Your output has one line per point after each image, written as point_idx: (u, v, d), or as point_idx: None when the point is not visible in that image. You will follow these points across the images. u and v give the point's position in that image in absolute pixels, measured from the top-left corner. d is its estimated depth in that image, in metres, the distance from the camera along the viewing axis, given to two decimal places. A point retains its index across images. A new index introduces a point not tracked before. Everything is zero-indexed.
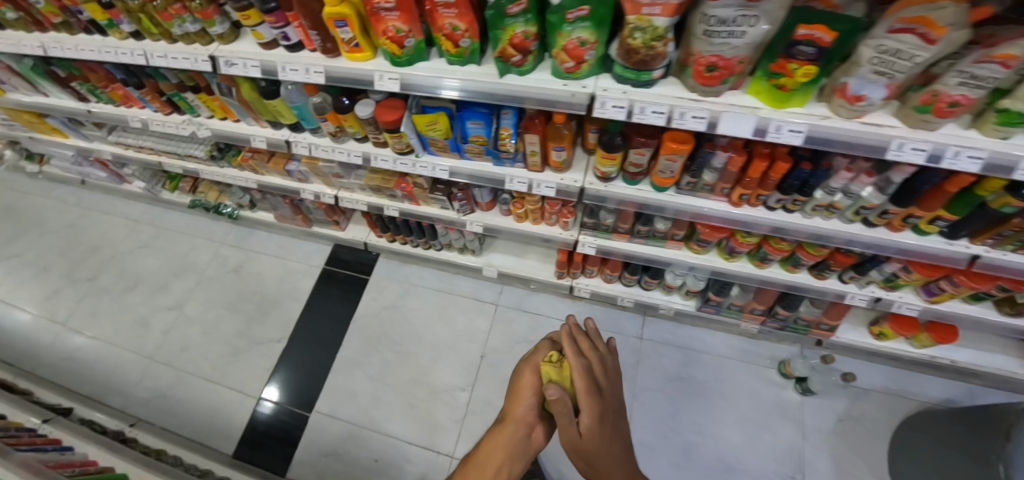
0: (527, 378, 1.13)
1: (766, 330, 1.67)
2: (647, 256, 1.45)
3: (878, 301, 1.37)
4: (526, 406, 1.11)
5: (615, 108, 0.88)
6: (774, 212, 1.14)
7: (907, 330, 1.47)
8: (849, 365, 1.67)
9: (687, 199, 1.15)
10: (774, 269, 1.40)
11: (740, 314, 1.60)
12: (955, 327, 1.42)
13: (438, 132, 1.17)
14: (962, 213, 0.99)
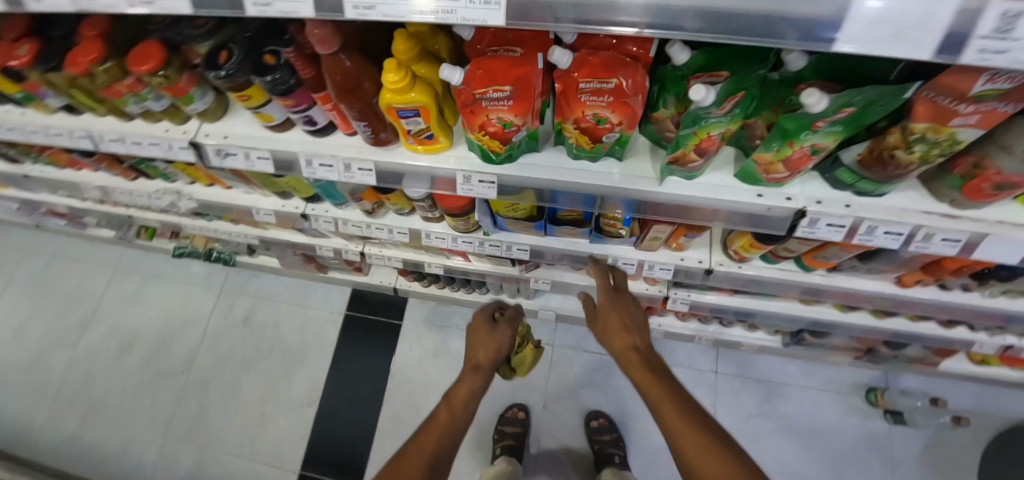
0: (480, 326, 0.90)
1: (856, 361, 1.53)
2: (747, 309, 1.25)
3: (1007, 348, 1.22)
4: (489, 355, 0.87)
5: (830, 226, 0.61)
6: (948, 291, 0.91)
7: (1018, 364, 1.35)
8: (940, 387, 1.56)
9: (842, 280, 0.91)
10: (892, 319, 1.22)
11: (834, 350, 1.45)
12: None
13: (522, 211, 0.87)
14: None
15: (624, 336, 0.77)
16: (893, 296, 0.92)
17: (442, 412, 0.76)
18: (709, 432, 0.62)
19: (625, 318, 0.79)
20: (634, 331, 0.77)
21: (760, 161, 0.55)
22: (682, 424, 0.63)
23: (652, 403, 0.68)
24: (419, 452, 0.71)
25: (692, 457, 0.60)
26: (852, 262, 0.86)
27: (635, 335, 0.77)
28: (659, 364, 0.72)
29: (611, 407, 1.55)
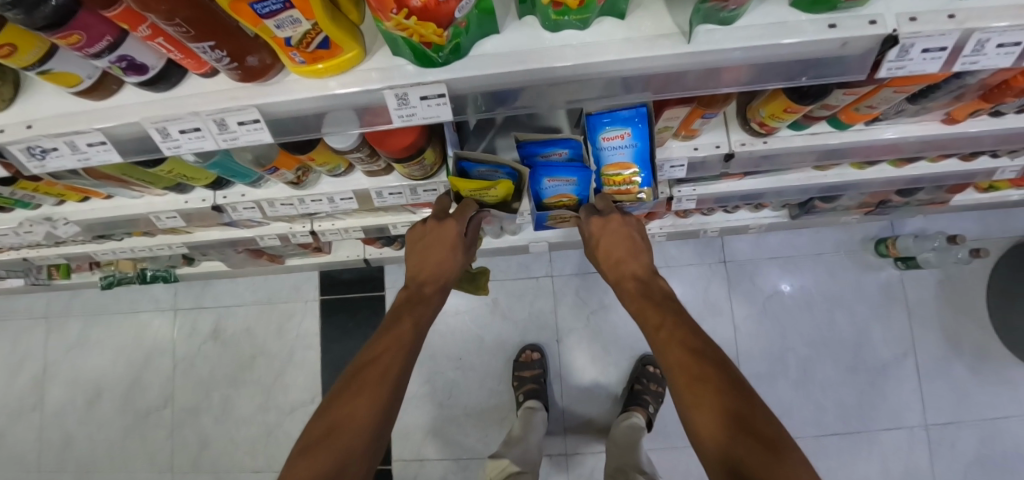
0: (447, 228, 0.71)
1: (865, 217, 1.45)
2: (759, 191, 1.11)
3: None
4: (451, 269, 0.72)
5: (925, 54, 0.43)
6: (1000, 117, 0.78)
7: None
8: (946, 223, 1.52)
9: (880, 131, 0.77)
10: (915, 165, 1.11)
11: (849, 210, 1.35)
12: None
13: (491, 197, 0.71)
14: None
15: (619, 267, 0.73)
16: (938, 138, 0.79)
17: (400, 330, 0.62)
18: (713, 361, 0.54)
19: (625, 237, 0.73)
20: (631, 260, 0.73)
21: None
22: (681, 354, 0.56)
23: (652, 334, 0.62)
24: (376, 370, 0.56)
25: (682, 386, 0.54)
26: (899, 106, 0.71)
27: (632, 264, 0.73)
28: (660, 297, 0.67)
29: (627, 324, 1.47)
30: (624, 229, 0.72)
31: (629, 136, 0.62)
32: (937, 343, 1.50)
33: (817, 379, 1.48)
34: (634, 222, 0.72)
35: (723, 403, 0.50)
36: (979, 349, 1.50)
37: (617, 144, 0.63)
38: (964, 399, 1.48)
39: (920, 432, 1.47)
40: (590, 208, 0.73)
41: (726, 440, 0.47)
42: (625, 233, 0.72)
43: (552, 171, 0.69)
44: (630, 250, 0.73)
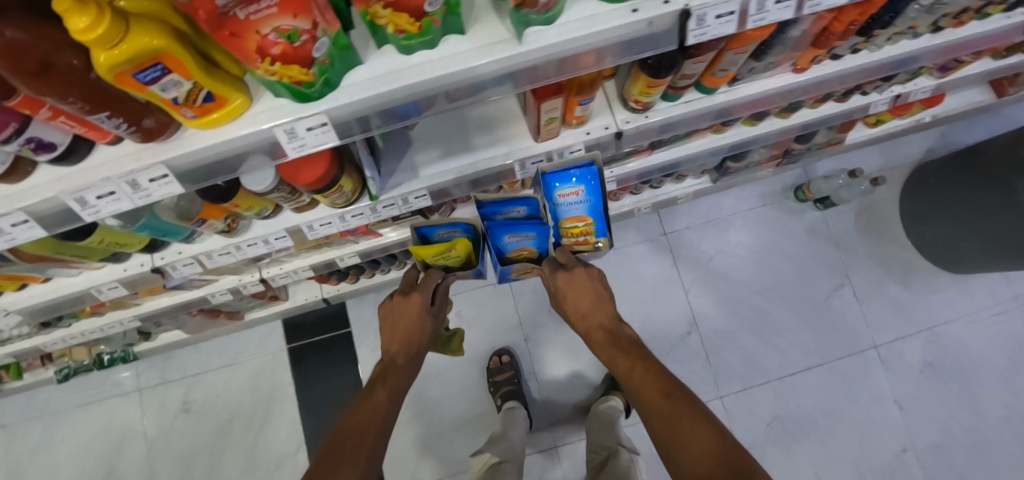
0: (412, 300, 0.92)
1: (777, 169, 1.59)
2: (670, 162, 1.22)
3: (896, 98, 1.31)
4: (415, 336, 0.90)
5: (719, 19, 0.53)
6: (836, 60, 0.91)
7: (904, 110, 1.42)
8: (850, 161, 1.68)
9: (742, 89, 0.88)
10: (799, 113, 1.23)
11: (760, 166, 1.48)
12: (945, 89, 1.41)
13: (454, 258, 0.98)
14: None
15: (589, 317, 0.88)
16: (794, 86, 0.91)
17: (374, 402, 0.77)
18: (684, 400, 0.68)
19: (588, 290, 0.88)
20: (597, 311, 0.88)
21: None
22: (660, 398, 0.70)
23: (631, 381, 0.75)
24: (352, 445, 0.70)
25: (668, 423, 0.67)
26: (748, 65, 0.82)
27: (598, 315, 0.88)
28: (628, 345, 0.82)
29: None
30: (588, 282, 0.88)
31: (583, 193, 0.83)
32: (868, 269, 1.64)
33: (770, 324, 1.59)
34: (596, 275, 0.89)
35: (701, 434, 0.63)
36: (905, 267, 1.65)
37: (575, 203, 0.84)
38: (902, 314, 1.61)
39: (872, 353, 1.59)
40: (556, 264, 0.91)
41: (713, 465, 0.60)
42: (589, 284, 0.88)
43: (513, 229, 0.92)
44: (594, 299, 0.88)
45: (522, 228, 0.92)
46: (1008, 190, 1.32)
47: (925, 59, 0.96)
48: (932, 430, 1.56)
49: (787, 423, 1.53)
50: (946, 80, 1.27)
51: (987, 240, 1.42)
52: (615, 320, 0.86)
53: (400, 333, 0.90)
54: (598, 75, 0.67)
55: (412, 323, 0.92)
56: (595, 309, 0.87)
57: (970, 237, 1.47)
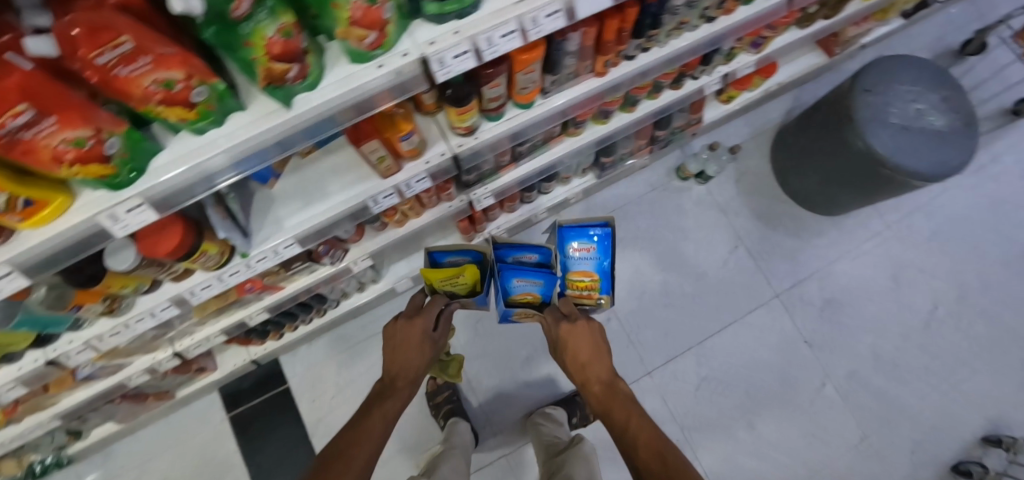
0: (416, 323, 1.08)
1: (653, 154, 1.70)
2: (537, 169, 1.31)
3: (727, 77, 1.45)
4: (420, 363, 1.03)
5: (457, 58, 0.65)
6: (633, 59, 1.05)
7: (746, 83, 1.59)
8: (721, 134, 1.86)
9: (557, 98, 1.01)
10: (643, 105, 1.36)
11: (632, 156, 1.59)
12: (773, 60, 1.61)
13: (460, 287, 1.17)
14: None
15: (588, 368, 1.02)
16: (602, 87, 1.05)
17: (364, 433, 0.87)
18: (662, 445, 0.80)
19: (588, 341, 1.04)
20: (594, 362, 1.01)
21: (343, 37, 0.56)
22: (642, 441, 0.82)
23: (621, 425, 0.87)
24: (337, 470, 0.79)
25: (645, 461, 0.78)
26: (549, 79, 0.95)
27: (596, 366, 1.01)
28: (617, 393, 0.95)
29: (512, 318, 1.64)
30: (589, 333, 1.04)
31: (593, 251, 1.16)
32: (758, 227, 1.80)
33: (680, 295, 1.73)
34: (594, 330, 1.05)
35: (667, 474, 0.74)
36: (789, 219, 1.80)
37: (586, 257, 1.16)
38: (796, 261, 1.76)
39: (777, 302, 1.72)
40: (558, 312, 1.12)
41: None
42: (586, 335, 1.04)
43: (524, 273, 1.16)
44: (592, 351, 1.03)
45: (533, 275, 1.16)
46: (842, 135, 1.51)
47: (711, 43, 1.12)
48: (844, 360, 1.68)
49: (714, 384, 1.64)
50: (765, 54, 1.45)
51: (839, 181, 1.59)
52: (611, 370, 1.00)
53: (407, 359, 1.02)
54: (401, 114, 0.80)
55: (411, 336, 1.06)
56: (596, 358, 1.01)
57: (827, 183, 1.65)
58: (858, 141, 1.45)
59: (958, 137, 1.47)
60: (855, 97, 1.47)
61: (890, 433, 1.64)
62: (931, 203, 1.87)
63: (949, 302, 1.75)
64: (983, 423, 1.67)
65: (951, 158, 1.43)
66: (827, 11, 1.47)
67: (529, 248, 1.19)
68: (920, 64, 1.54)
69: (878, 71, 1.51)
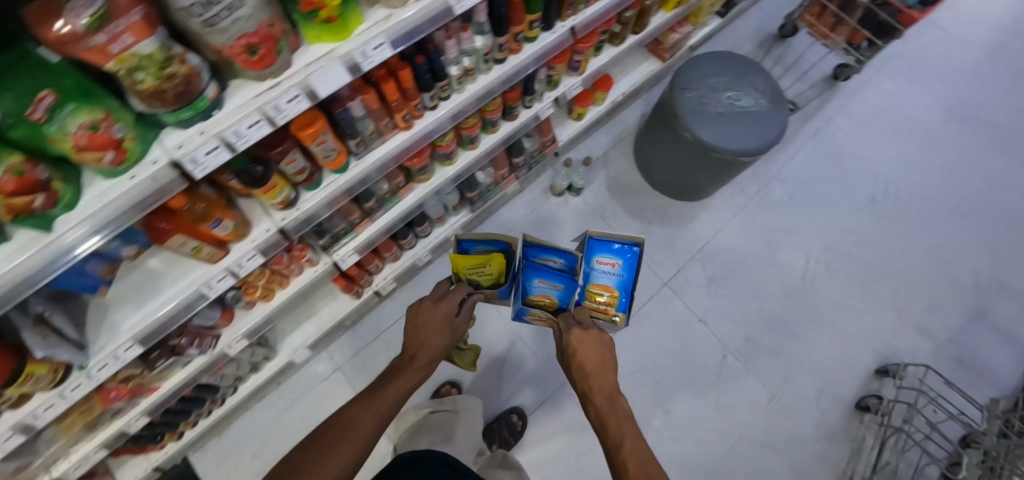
0: (440, 306, 1.29)
1: (523, 180, 1.80)
2: (397, 219, 1.41)
3: (558, 100, 1.58)
4: (438, 343, 1.20)
5: (211, 154, 0.74)
6: (437, 108, 1.17)
7: (587, 100, 1.75)
8: (586, 147, 2.00)
9: (369, 157, 1.11)
10: (484, 141, 1.48)
11: (500, 186, 1.70)
12: (605, 74, 1.76)
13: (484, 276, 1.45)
14: (539, 9, 1.13)
15: (592, 376, 1.16)
16: (413, 138, 1.16)
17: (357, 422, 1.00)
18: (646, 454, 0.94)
19: (596, 352, 1.20)
20: (601, 373, 1.16)
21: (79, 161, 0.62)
22: (629, 446, 0.95)
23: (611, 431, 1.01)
24: (333, 448, 0.93)
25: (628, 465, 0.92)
26: (354, 143, 1.05)
27: (601, 377, 1.15)
28: (614, 402, 1.09)
29: None
30: (599, 344, 1.20)
31: (616, 266, 1.47)
32: (637, 224, 1.94)
33: None
34: (605, 346, 1.21)
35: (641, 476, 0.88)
36: (662, 210, 1.95)
37: (608, 270, 1.47)
38: (676, 248, 1.90)
39: (666, 290, 1.84)
40: (573, 322, 1.31)
41: None
42: (596, 349, 1.20)
43: (546, 276, 1.46)
44: (600, 363, 1.18)
45: (557, 278, 1.46)
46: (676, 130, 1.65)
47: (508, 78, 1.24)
48: (738, 329, 1.80)
49: (626, 379, 1.72)
50: (586, 76, 1.63)
51: (688, 170, 1.74)
52: (612, 385, 1.14)
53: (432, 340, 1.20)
54: (200, 206, 0.88)
55: (429, 323, 1.25)
56: (602, 369, 1.16)
57: (680, 174, 1.80)
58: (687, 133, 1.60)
59: (772, 112, 1.63)
60: (673, 96, 1.64)
61: (793, 387, 1.76)
62: (785, 169, 2.06)
63: (818, 255, 1.92)
64: (872, 358, 1.81)
65: (767, 132, 1.58)
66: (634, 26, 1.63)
67: (555, 253, 1.49)
68: (729, 56, 1.70)
69: (692, 68, 1.67)
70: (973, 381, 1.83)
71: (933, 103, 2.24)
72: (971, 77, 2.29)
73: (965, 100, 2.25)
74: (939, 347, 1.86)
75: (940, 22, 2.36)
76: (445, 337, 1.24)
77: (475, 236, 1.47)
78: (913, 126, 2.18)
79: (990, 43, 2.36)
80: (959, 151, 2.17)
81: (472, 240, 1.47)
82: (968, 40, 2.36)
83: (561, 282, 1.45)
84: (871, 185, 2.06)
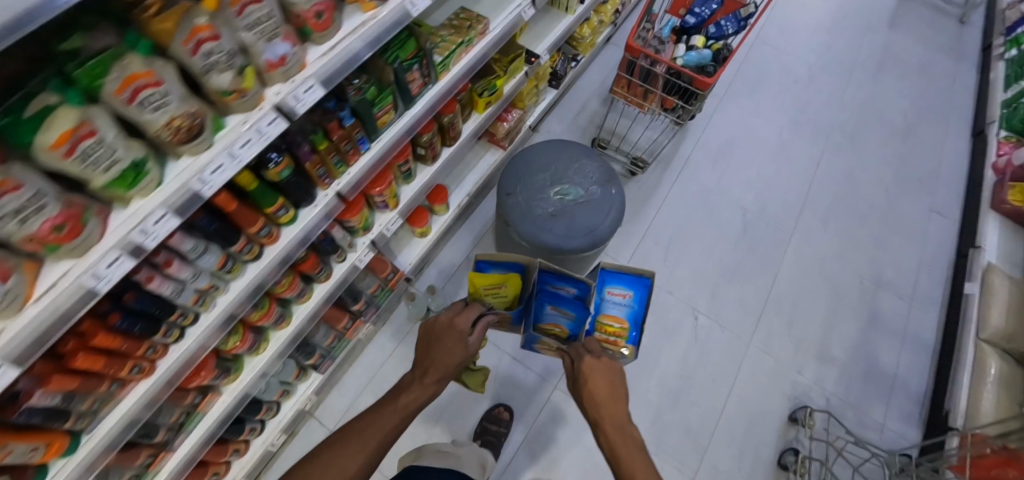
0: (459, 322, 1.27)
1: (377, 319, 1.66)
2: (212, 431, 1.24)
3: (377, 241, 1.45)
4: (450, 363, 1.18)
5: None
6: (184, 337, 1.01)
7: (422, 219, 1.66)
8: (445, 256, 1.89)
9: (107, 420, 0.89)
10: (298, 314, 1.34)
11: (347, 337, 1.55)
12: (436, 186, 1.66)
13: (498, 301, 1.43)
14: (275, 200, 0.98)
15: (603, 404, 1.14)
16: (162, 379, 0.98)
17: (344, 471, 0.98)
18: None
19: (609, 381, 1.18)
20: (613, 401, 1.14)
21: None
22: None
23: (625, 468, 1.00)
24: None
25: None
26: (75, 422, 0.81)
27: (614, 406, 1.13)
28: (628, 436, 1.07)
29: None
30: (611, 374, 1.18)
31: (628, 296, 1.48)
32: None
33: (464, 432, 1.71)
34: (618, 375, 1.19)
35: None
36: None
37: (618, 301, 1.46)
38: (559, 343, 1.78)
39: None
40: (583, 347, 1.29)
41: None
42: (610, 378, 1.18)
43: (559, 303, 1.47)
44: (613, 393, 1.15)
45: (572, 306, 1.44)
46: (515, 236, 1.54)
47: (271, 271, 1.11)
48: (641, 413, 1.68)
49: None
50: (405, 201, 1.48)
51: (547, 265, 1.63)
52: (625, 414, 1.13)
53: (444, 357, 1.18)
54: None
55: (445, 341, 1.22)
56: (615, 398, 1.14)
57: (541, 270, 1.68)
58: (525, 239, 1.50)
59: (606, 199, 1.56)
60: (501, 203, 1.53)
61: (713, 461, 1.63)
62: (653, 223, 2.01)
63: (704, 305, 1.87)
64: (784, 402, 1.72)
65: (602, 223, 1.52)
66: (443, 138, 1.49)
67: (570, 282, 1.44)
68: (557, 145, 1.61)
69: (517, 167, 1.56)
70: (886, 395, 1.77)
71: (779, 117, 2.30)
72: (806, 85, 2.40)
73: (806, 109, 2.34)
74: (844, 369, 1.80)
75: (766, 41, 2.50)
76: (460, 358, 1.21)
77: (491, 256, 1.48)
78: (765, 145, 2.23)
79: (813, 49, 2.50)
80: (811, 159, 2.22)
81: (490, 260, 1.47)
82: (795, 52, 2.49)
83: (576, 310, 1.45)
84: (740, 217, 2.05)
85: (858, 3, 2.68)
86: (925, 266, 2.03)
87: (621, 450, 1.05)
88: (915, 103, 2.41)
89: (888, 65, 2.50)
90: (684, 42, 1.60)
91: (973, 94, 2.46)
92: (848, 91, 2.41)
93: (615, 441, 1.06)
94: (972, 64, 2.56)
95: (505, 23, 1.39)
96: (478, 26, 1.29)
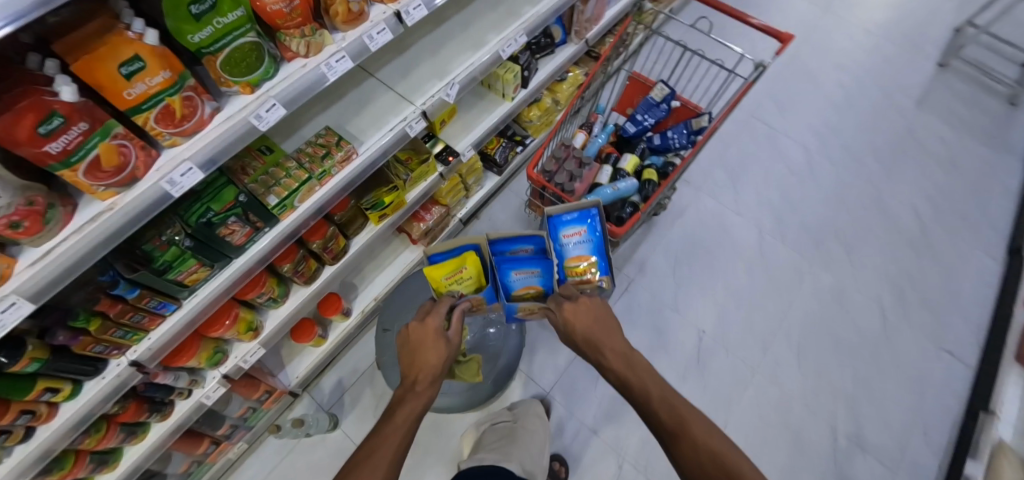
0: (429, 322, 1.14)
1: (252, 437, 1.50)
2: None
3: (233, 373, 1.29)
4: (436, 362, 1.05)
5: None
6: None
7: (308, 334, 1.46)
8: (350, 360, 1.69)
9: None
10: (127, 459, 1.17)
11: (209, 461, 1.40)
12: (327, 294, 1.46)
13: (466, 285, 1.27)
14: (33, 384, 0.82)
15: (602, 341, 1.07)
16: None
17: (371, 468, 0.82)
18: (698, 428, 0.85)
19: (599, 318, 1.12)
20: (609, 334, 1.08)
21: None
22: (679, 416, 0.87)
23: (650, 403, 0.91)
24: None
25: (696, 442, 0.83)
26: None
27: (613, 337, 1.08)
28: (637, 361, 1.00)
29: None
30: (597, 307, 1.13)
31: (583, 233, 1.24)
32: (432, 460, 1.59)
33: None
34: (603, 306, 1.14)
35: (719, 461, 0.79)
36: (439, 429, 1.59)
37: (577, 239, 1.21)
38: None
39: None
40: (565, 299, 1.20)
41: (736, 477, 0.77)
42: (598, 315, 1.12)
43: (517, 267, 1.28)
44: (606, 326, 1.10)
45: (530, 266, 1.28)
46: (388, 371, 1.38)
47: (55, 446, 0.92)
48: None
49: None
50: (272, 329, 1.31)
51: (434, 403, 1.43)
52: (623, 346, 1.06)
53: (427, 357, 1.05)
54: None
55: (421, 335, 1.11)
56: (608, 332, 1.08)
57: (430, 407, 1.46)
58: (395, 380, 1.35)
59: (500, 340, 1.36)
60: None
61: None
62: None
63: (634, 455, 1.59)
64: None
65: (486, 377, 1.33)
66: (319, 260, 1.32)
67: (525, 241, 1.32)
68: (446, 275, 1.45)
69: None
70: None
71: (764, 214, 1.95)
72: (803, 176, 2.04)
73: (799, 205, 1.97)
74: None
75: (762, 119, 2.17)
76: (444, 356, 1.08)
77: (441, 246, 1.28)
78: (742, 250, 1.88)
79: (817, 131, 2.14)
80: (798, 270, 1.85)
81: (438, 250, 1.28)
82: (794, 133, 2.14)
83: (535, 268, 1.27)
84: (697, 339, 1.73)
85: (881, 76, 2.30)
86: (928, 424, 1.62)
87: (640, 379, 0.97)
88: (938, 205, 1.99)
89: (908, 154, 2.09)
90: (611, 163, 1.36)
91: (1016, 199, 2.02)
92: (855, 185, 2.02)
93: (631, 372, 0.99)
94: (1019, 158, 2.12)
95: (381, 144, 1.18)
96: (337, 154, 1.11)
